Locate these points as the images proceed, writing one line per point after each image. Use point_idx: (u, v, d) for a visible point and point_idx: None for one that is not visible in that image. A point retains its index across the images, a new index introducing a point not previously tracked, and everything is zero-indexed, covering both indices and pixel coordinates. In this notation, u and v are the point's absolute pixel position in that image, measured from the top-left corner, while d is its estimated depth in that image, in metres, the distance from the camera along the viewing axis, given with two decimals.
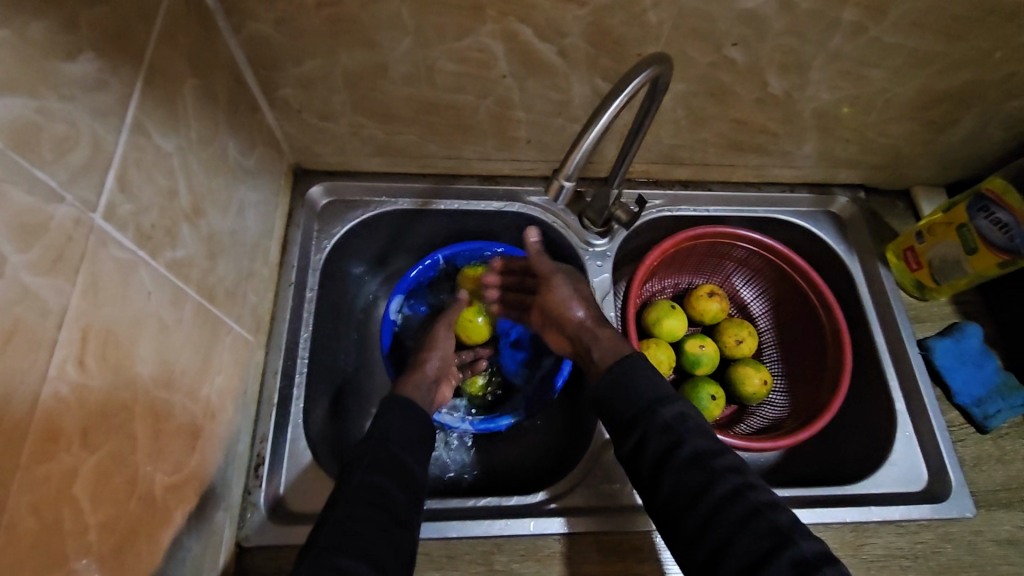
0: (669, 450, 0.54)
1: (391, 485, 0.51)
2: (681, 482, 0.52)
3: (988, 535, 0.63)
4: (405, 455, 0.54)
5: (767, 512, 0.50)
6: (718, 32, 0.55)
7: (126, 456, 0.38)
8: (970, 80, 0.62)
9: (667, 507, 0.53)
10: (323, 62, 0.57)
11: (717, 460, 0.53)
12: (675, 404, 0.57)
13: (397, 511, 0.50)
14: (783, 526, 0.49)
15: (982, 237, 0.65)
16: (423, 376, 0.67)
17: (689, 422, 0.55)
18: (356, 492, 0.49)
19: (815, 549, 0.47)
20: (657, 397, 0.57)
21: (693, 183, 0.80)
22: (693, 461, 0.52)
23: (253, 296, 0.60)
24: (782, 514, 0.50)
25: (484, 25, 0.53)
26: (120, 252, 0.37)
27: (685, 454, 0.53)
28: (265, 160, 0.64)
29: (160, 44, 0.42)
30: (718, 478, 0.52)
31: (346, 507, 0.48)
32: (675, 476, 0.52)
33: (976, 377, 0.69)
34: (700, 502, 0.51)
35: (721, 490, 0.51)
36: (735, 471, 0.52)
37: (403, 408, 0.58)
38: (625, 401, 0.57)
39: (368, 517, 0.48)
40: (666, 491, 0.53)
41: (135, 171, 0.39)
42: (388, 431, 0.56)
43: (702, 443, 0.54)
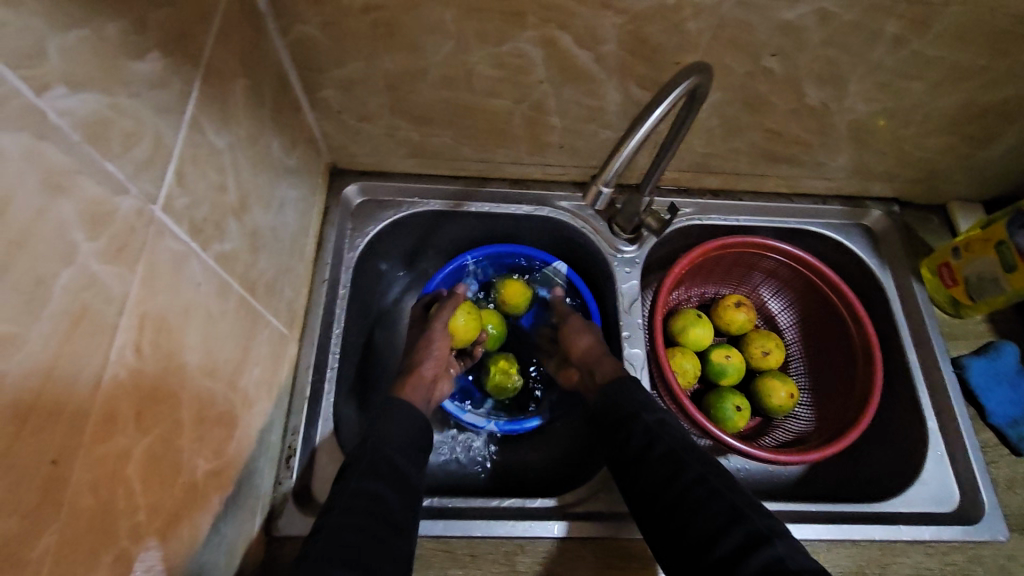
0: (641, 443, 0.55)
1: (387, 492, 0.51)
2: (650, 469, 0.53)
3: (1020, 560, 0.62)
4: (398, 460, 0.55)
5: (727, 496, 0.49)
6: (757, 42, 0.55)
7: (172, 441, 0.39)
8: (1014, 95, 0.61)
9: (639, 498, 0.53)
10: (366, 65, 0.58)
11: (688, 453, 0.53)
12: (659, 411, 0.58)
13: (395, 517, 0.50)
14: (744, 509, 0.48)
15: (1022, 255, 0.64)
16: (421, 378, 0.67)
17: (665, 421, 0.56)
18: (350, 499, 0.49)
19: (775, 530, 0.46)
20: (643, 402, 0.59)
21: (724, 193, 0.80)
22: (662, 453, 0.53)
23: (289, 291, 0.62)
24: (745, 499, 0.49)
25: (525, 31, 0.54)
26: (174, 244, 0.39)
27: (656, 448, 0.54)
28: (304, 158, 0.65)
29: (216, 45, 0.44)
30: (683, 466, 0.52)
31: (340, 515, 0.48)
32: (645, 467, 0.54)
33: (1011, 398, 0.68)
34: (666, 489, 0.51)
35: (685, 478, 0.51)
36: (705, 462, 0.52)
37: (400, 413, 0.59)
38: (614, 405, 0.60)
39: (365, 524, 0.48)
40: (636, 481, 0.54)
41: (191, 166, 0.41)
42: (378, 435, 0.56)
43: (673, 437, 0.54)
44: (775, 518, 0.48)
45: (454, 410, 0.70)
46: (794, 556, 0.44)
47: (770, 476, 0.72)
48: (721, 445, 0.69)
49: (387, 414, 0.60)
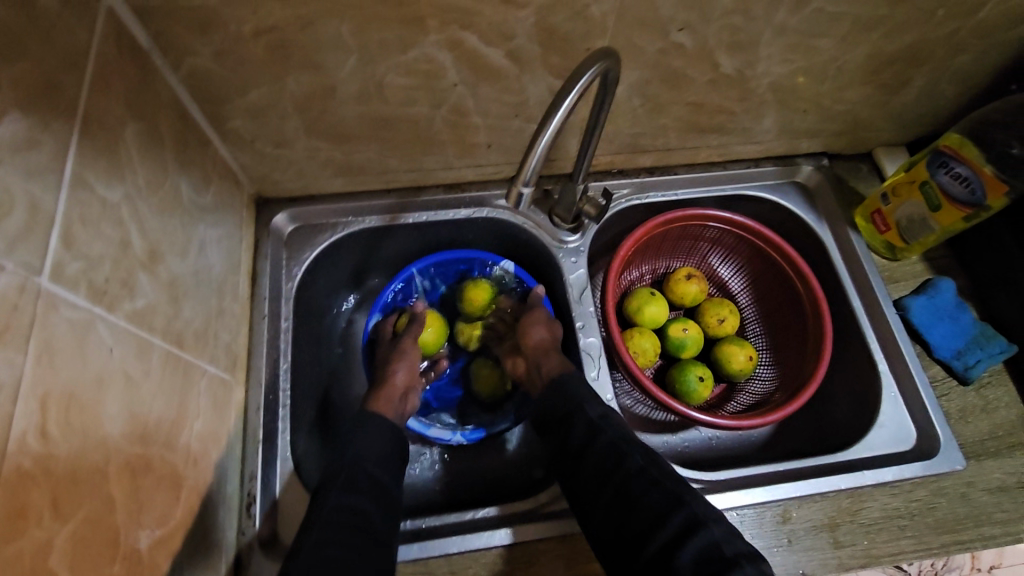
0: (588, 438, 0.58)
1: (368, 505, 0.52)
2: (594, 463, 0.56)
3: (979, 486, 0.64)
4: (379, 473, 0.55)
5: (666, 484, 0.53)
6: (663, 19, 0.55)
7: (104, 516, 0.37)
8: (918, 40, 0.63)
9: (583, 488, 0.56)
10: (270, 89, 0.56)
11: (630, 444, 0.57)
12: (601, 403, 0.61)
13: (375, 531, 0.50)
14: (679, 492, 0.53)
15: (945, 194, 0.66)
16: (392, 389, 0.67)
17: (605, 414, 0.60)
18: (333, 514, 0.50)
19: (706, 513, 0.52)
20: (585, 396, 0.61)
21: (659, 169, 0.80)
22: (607, 446, 0.57)
23: (225, 334, 0.59)
24: (681, 483, 0.54)
25: (428, 36, 0.53)
26: (72, 312, 0.36)
27: (602, 441, 0.57)
28: (222, 194, 0.62)
29: (93, 92, 0.41)
30: (625, 458, 0.56)
31: (323, 532, 0.48)
32: (591, 459, 0.56)
33: (954, 331, 0.70)
34: (610, 479, 0.55)
35: (630, 467, 0.55)
36: (646, 452, 0.56)
37: (375, 426, 0.59)
38: (564, 396, 0.61)
39: (348, 539, 0.48)
40: (580, 472, 0.57)
41: (80, 227, 0.38)
42: (354, 449, 0.56)
43: (616, 430, 0.58)
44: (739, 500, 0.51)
45: (419, 426, 0.69)
46: (725, 535, 0.50)
47: (738, 441, 0.75)
48: (688, 419, 0.71)
49: (354, 431, 0.59)
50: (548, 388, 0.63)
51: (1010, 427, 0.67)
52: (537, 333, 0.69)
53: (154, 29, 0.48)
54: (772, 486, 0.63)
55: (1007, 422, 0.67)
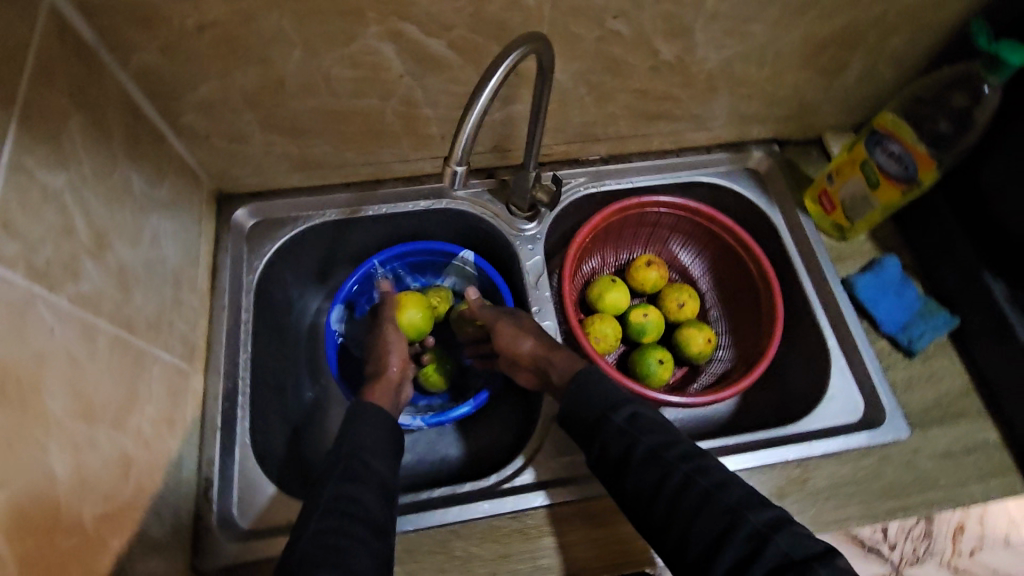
0: (626, 450, 0.56)
1: (366, 494, 0.53)
2: (638, 474, 0.54)
3: (924, 453, 0.66)
4: (373, 463, 0.56)
5: (717, 493, 0.51)
6: (596, 7, 0.57)
7: (44, 490, 0.38)
8: (848, 24, 0.65)
9: (633, 504, 0.54)
10: (219, 84, 0.58)
11: (669, 451, 0.55)
12: (628, 406, 0.59)
13: (375, 520, 0.51)
14: (733, 503, 0.51)
15: (883, 171, 0.69)
16: (387, 380, 0.68)
17: (643, 421, 0.57)
18: (330, 505, 0.51)
19: (767, 519, 0.49)
20: (611, 401, 0.59)
21: (614, 158, 0.82)
22: (648, 457, 0.55)
23: (182, 323, 0.60)
24: (733, 491, 0.52)
25: (368, 28, 0.54)
26: (8, 290, 0.38)
27: (642, 452, 0.55)
28: (178, 189, 0.64)
29: (34, 83, 0.43)
30: (669, 470, 0.53)
31: (320, 520, 0.50)
32: (634, 474, 0.54)
33: (898, 306, 0.73)
34: (659, 494, 0.53)
35: (675, 481, 0.53)
36: (690, 459, 0.54)
37: (364, 416, 0.60)
38: (590, 405, 0.59)
39: (345, 528, 0.49)
40: (626, 488, 0.55)
41: (18, 210, 0.40)
42: (354, 436, 0.58)
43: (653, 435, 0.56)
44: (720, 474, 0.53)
45: None
46: (792, 543, 0.47)
47: (700, 421, 0.76)
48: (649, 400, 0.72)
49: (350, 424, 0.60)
50: (566, 394, 0.61)
51: (954, 397, 0.69)
52: (525, 344, 0.67)
53: (99, 25, 0.50)
54: (734, 455, 0.65)
55: (952, 392, 0.69)
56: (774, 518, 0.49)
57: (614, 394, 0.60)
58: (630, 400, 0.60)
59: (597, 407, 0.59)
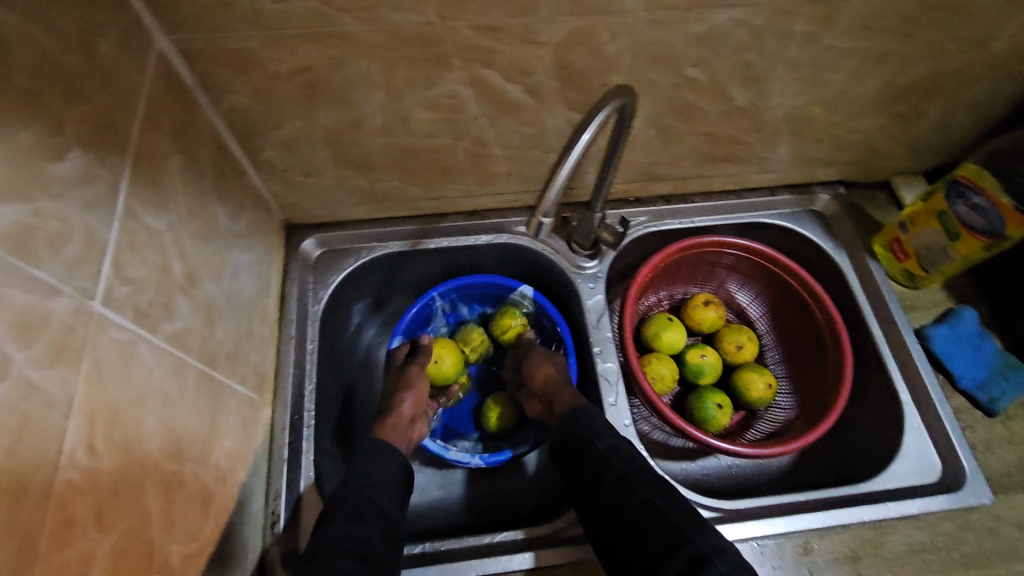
0: (598, 472, 0.57)
1: (370, 533, 0.52)
2: (604, 491, 0.55)
3: (1008, 521, 0.62)
4: (382, 501, 0.55)
5: (673, 517, 0.52)
6: (677, 55, 0.57)
7: (140, 531, 0.39)
8: (932, 72, 0.64)
9: (591, 524, 0.56)
10: (302, 123, 0.59)
11: (638, 476, 0.56)
12: (613, 435, 0.59)
13: (377, 558, 0.50)
14: (683, 527, 0.51)
15: (963, 223, 0.67)
16: (400, 418, 0.66)
17: (623, 448, 0.58)
18: (338, 542, 0.50)
19: (715, 546, 0.50)
20: (600, 427, 0.60)
21: (675, 197, 0.81)
22: (618, 477, 0.56)
23: (254, 355, 0.61)
24: (690, 520, 0.52)
25: (452, 73, 0.55)
26: (119, 333, 0.39)
27: (613, 476, 0.56)
28: (255, 222, 0.65)
29: (144, 130, 0.44)
30: (635, 491, 0.54)
31: (323, 560, 0.48)
32: (600, 494, 0.56)
33: (977, 361, 0.69)
34: (620, 511, 0.54)
35: (637, 502, 0.54)
36: (655, 483, 0.55)
37: (372, 450, 0.59)
38: (582, 430, 0.60)
39: (346, 567, 0.48)
40: (591, 506, 0.56)
41: (129, 253, 0.41)
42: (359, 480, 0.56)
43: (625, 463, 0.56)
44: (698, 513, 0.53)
45: (437, 448, 0.69)
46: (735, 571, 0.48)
47: (759, 470, 0.74)
48: (708, 446, 0.70)
49: (357, 457, 0.59)
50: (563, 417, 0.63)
51: None
52: (544, 370, 0.70)
53: (197, 69, 0.52)
54: (791, 514, 0.62)
55: None
56: (722, 547, 0.50)
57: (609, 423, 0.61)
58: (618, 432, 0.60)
59: (585, 432, 0.60)
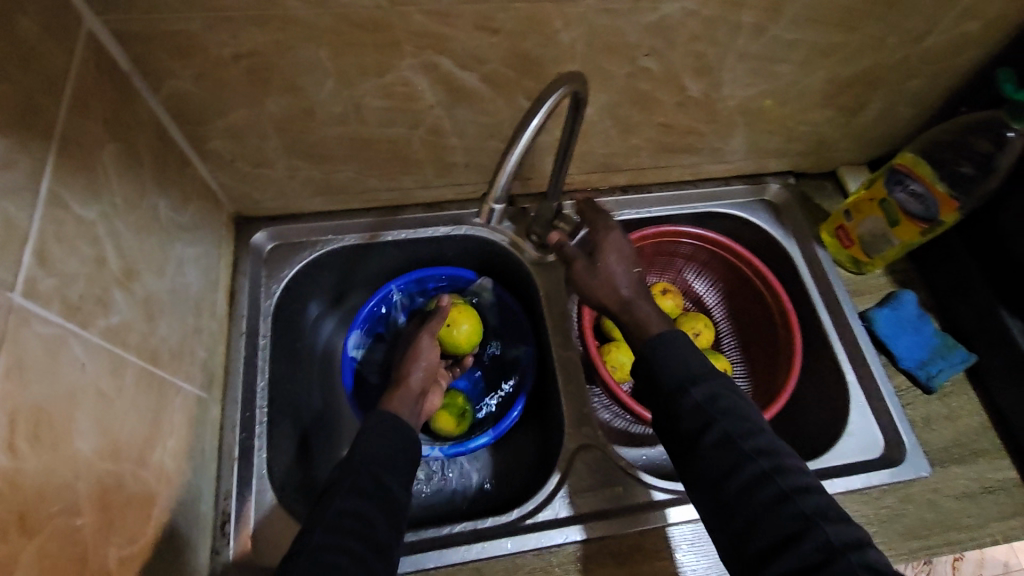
0: (699, 429, 0.49)
1: (374, 512, 0.49)
2: (708, 456, 0.49)
3: (944, 491, 0.66)
4: (385, 478, 0.52)
5: (796, 497, 0.45)
6: (630, 45, 0.57)
7: (72, 535, 0.37)
8: (873, 65, 0.66)
9: (694, 482, 0.50)
10: (250, 111, 0.57)
11: (747, 441, 0.48)
12: (708, 382, 0.51)
13: (377, 539, 0.47)
14: (807, 511, 0.44)
15: (903, 210, 0.70)
16: (408, 390, 0.63)
17: (723, 400, 0.50)
18: (336, 520, 0.47)
19: (846, 535, 0.43)
20: (690, 374, 0.52)
21: (633, 188, 0.82)
22: (723, 443, 0.48)
23: (202, 351, 0.59)
24: (812, 496, 0.45)
25: (404, 60, 0.54)
26: (44, 328, 0.36)
27: (716, 436, 0.49)
28: (201, 214, 0.63)
29: (71, 113, 0.42)
30: (744, 461, 0.47)
31: (324, 535, 0.46)
32: (701, 458, 0.49)
33: (917, 342, 0.73)
34: (727, 482, 0.47)
35: (748, 474, 0.47)
36: (769, 455, 0.48)
37: (383, 426, 0.56)
38: (665, 374, 0.53)
39: (347, 545, 0.46)
40: (690, 465, 0.50)
41: (55, 245, 0.39)
42: (366, 449, 0.53)
43: (733, 420, 0.49)
44: (826, 493, 0.46)
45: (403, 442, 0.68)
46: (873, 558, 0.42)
47: None
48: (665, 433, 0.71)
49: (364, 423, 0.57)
50: (644, 346, 0.55)
51: (972, 435, 0.69)
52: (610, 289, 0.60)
53: (133, 52, 0.49)
54: None
55: (971, 429, 0.69)
56: (854, 537, 0.43)
57: (696, 367, 0.52)
58: (711, 376, 0.52)
59: (675, 378, 0.52)
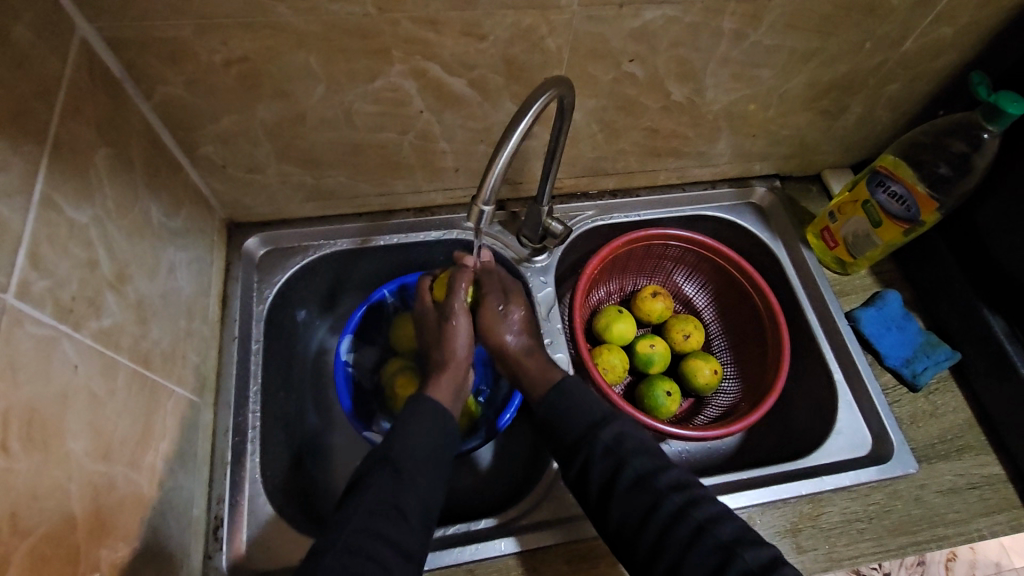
0: (612, 475, 0.56)
1: (404, 512, 0.50)
2: (625, 499, 0.55)
3: (931, 487, 0.67)
4: (417, 479, 0.52)
5: (710, 527, 0.52)
6: (614, 51, 0.59)
7: (64, 535, 0.37)
8: (851, 70, 0.68)
9: (616, 533, 0.55)
10: (241, 116, 0.58)
11: (659, 479, 0.55)
12: (615, 424, 0.59)
13: (401, 541, 0.49)
14: (723, 538, 0.51)
15: (885, 212, 0.71)
16: (455, 373, 0.62)
17: (630, 444, 0.57)
18: (366, 518, 0.49)
19: (760, 558, 0.50)
20: (596, 417, 0.59)
21: (621, 192, 0.83)
22: (636, 483, 0.55)
23: (194, 355, 0.59)
24: (724, 525, 0.52)
25: (393, 66, 0.55)
26: (36, 329, 0.37)
27: (629, 478, 0.55)
28: (192, 219, 0.63)
29: (65, 118, 0.43)
30: (660, 497, 0.54)
31: (353, 534, 0.48)
32: (618, 504, 0.55)
33: (901, 340, 0.74)
34: (644, 525, 0.53)
35: (666, 510, 0.53)
36: (680, 488, 0.55)
37: (419, 417, 0.56)
38: (571, 429, 0.59)
39: (375, 550, 0.47)
40: (608, 515, 0.55)
41: (48, 247, 0.39)
42: (402, 442, 0.54)
43: (642, 461, 0.56)
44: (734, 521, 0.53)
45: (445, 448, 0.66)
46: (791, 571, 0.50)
47: (708, 452, 0.76)
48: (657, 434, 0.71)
49: (399, 420, 0.57)
50: (542, 403, 0.61)
51: (958, 431, 0.70)
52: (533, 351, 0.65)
53: (126, 60, 0.50)
54: (774, 487, 0.65)
55: (956, 426, 0.70)
56: (768, 559, 0.50)
57: (599, 410, 0.60)
58: (617, 419, 0.59)
59: (579, 429, 0.59)
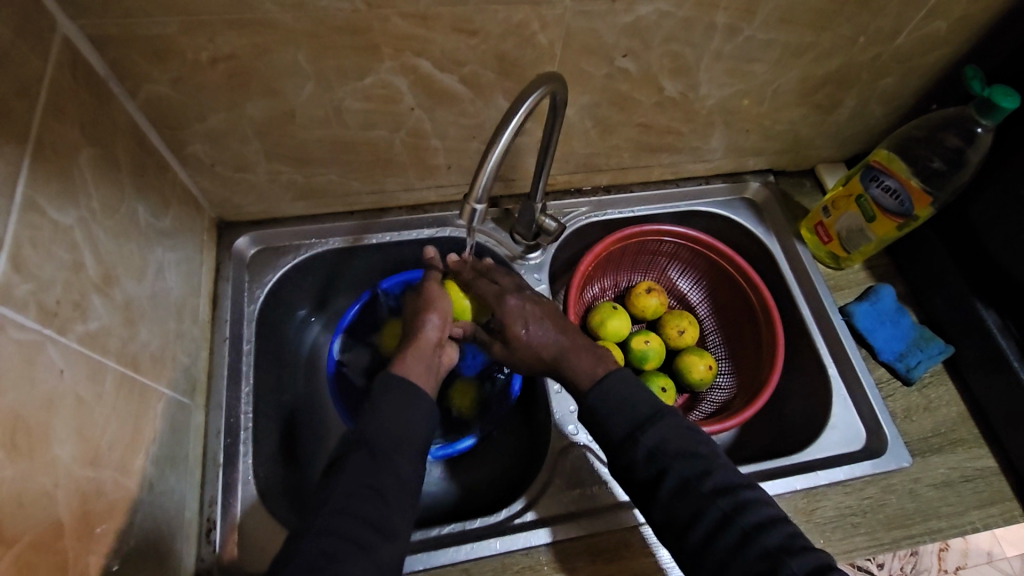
0: (656, 477, 0.51)
1: (383, 492, 0.48)
2: (669, 504, 0.51)
3: (925, 480, 0.67)
4: (395, 458, 0.50)
5: (756, 534, 0.48)
6: (607, 45, 0.58)
7: (51, 542, 0.37)
8: (845, 64, 0.67)
9: (663, 531, 0.52)
10: (229, 115, 0.57)
11: (705, 483, 0.50)
12: (656, 421, 0.53)
13: (382, 519, 0.47)
14: (771, 546, 0.47)
15: (879, 207, 0.71)
16: (424, 346, 0.61)
17: (675, 445, 0.52)
18: (343, 499, 0.47)
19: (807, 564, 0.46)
20: (639, 417, 0.54)
21: (615, 188, 0.83)
22: (681, 489, 0.50)
23: (184, 357, 0.59)
24: (774, 531, 0.48)
25: (383, 63, 0.55)
26: (20, 334, 0.36)
27: (673, 484, 0.51)
28: (181, 219, 0.62)
29: (46, 117, 0.42)
30: (706, 504, 0.49)
31: (330, 517, 0.46)
32: (663, 506, 0.51)
33: (895, 335, 0.74)
34: (691, 527, 0.50)
35: (711, 517, 0.49)
36: (725, 493, 0.50)
37: (394, 397, 0.54)
38: (612, 427, 0.54)
39: (352, 530, 0.46)
40: (654, 514, 0.51)
41: (31, 250, 0.38)
42: (375, 423, 0.52)
43: (688, 464, 0.51)
44: (786, 526, 0.49)
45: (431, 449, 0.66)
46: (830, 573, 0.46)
47: None
48: None
49: (373, 398, 0.54)
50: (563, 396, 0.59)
51: (951, 424, 0.70)
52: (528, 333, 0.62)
53: (110, 58, 0.49)
54: (770, 482, 0.65)
55: (949, 419, 0.71)
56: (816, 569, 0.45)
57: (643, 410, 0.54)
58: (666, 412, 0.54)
59: (623, 427, 0.54)
